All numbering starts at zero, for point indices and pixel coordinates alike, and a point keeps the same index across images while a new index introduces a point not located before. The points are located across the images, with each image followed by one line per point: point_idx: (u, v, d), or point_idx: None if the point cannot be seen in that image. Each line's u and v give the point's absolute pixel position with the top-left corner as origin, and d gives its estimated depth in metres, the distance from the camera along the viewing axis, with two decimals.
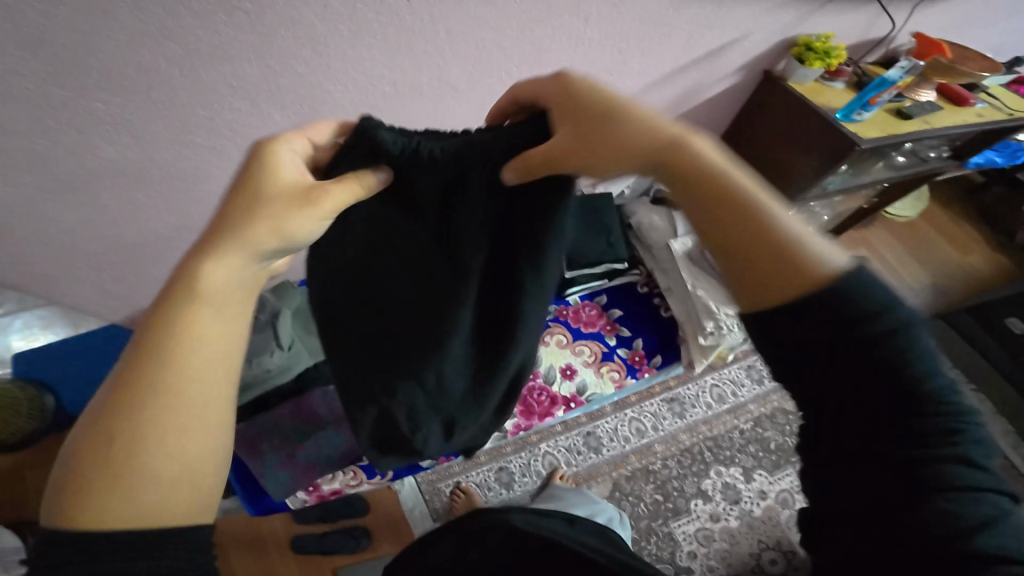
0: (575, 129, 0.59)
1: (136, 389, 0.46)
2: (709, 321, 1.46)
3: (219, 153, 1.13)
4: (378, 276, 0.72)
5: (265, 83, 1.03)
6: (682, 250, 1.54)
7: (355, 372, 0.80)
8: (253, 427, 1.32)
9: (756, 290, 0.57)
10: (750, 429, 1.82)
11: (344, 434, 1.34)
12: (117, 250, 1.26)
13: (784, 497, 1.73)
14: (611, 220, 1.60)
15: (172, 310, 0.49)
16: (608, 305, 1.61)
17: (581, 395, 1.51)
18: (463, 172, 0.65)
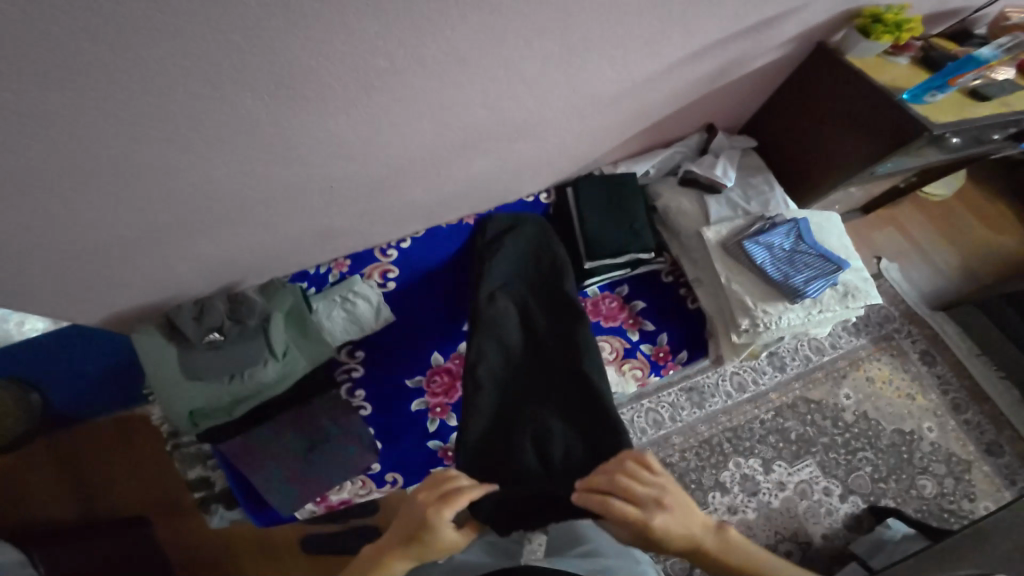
0: (645, 542, 0.85)
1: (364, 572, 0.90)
2: (744, 319, 1.27)
3: (180, 146, 0.92)
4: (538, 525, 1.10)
5: (228, 63, 0.80)
6: (717, 239, 1.32)
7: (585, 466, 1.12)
8: (251, 441, 1.24)
9: None
10: (771, 420, 1.78)
11: (354, 446, 1.28)
12: (74, 261, 1.05)
13: (803, 488, 1.73)
14: (637, 206, 1.43)
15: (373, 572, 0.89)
16: (629, 299, 1.49)
17: None
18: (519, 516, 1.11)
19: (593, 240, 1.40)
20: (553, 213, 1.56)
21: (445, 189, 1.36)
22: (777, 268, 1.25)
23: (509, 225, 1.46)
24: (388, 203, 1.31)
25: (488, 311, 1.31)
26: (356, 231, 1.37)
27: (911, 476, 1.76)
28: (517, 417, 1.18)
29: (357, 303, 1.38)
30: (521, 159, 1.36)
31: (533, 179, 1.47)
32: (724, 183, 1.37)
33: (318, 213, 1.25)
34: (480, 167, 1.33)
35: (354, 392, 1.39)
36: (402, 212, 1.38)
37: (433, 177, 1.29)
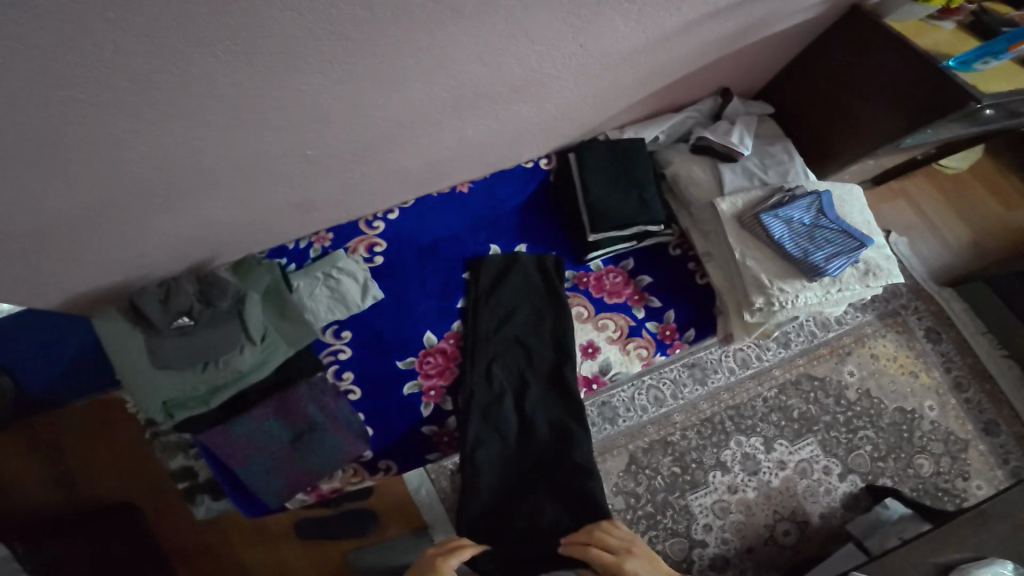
0: None
1: None
2: (758, 298, 1.20)
3: (125, 114, 0.78)
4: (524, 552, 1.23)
5: (171, 15, 0.67)
6: (732, 212, 1.23)
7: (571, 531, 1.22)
8: (231, 431, 1.18)
9: None
10: (774, 397, 1.78)
11: (342, 438, 1.21)
12: (14, 245, 0.93)
13: (803, 467, 1.77)
14: (645, 173, 1.32)
15: None
16: (636, 274, 1.40)
17: (604, 374, 1.36)
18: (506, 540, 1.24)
19: (599, 212, 1.29)
20: (553, 180, 1.44)
21: (436, 157, 1.24)
22: (799, 245, 1.17)
23: (507, 275, 1.36)
24: (371, 170, 1.19)
25: (485, 385, 1.28)
26: (337, 200, 1.25)
27: (909, 455, 1.79)
28: (510, 489, 1.24)
29: (341, 281, 1.29)
30: (519, 123, 1.24)
31: (531, 144, 1.36)
32: (741, 152, 1.27)
33: (295, 184, 1.12)
34: (474, 132, 1.20)
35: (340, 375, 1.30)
36: (389, 180, 1.26)
37: (422, 143, 1.16)
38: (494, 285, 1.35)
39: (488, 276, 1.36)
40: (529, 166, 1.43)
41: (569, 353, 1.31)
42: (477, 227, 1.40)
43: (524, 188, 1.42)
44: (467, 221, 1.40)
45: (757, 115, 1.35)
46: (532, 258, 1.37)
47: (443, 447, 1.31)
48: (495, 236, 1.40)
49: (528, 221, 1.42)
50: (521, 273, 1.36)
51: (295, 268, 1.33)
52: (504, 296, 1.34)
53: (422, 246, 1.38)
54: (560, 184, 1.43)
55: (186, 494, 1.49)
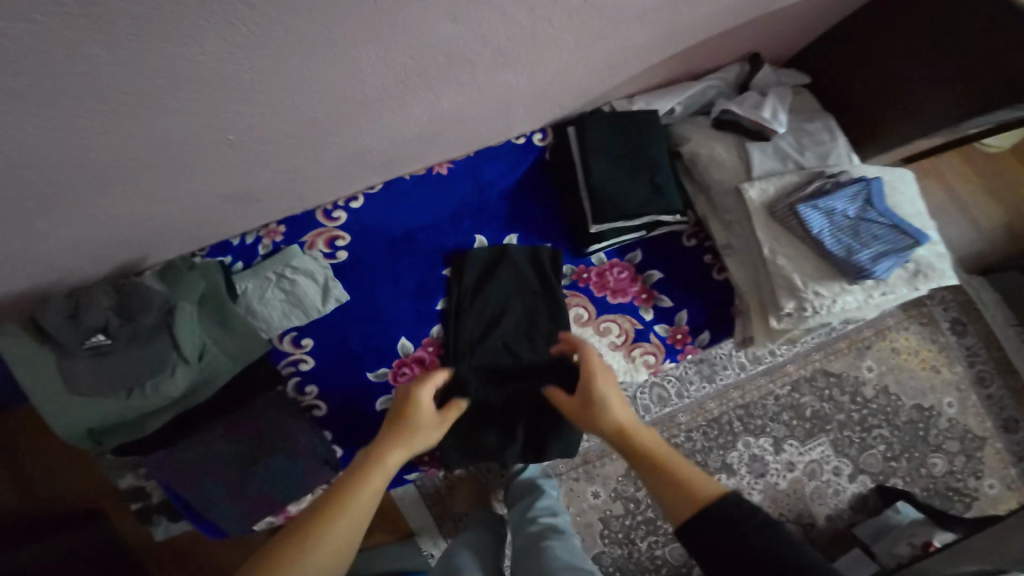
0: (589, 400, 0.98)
1: (322, 505, 0.79)
2: (788, 303, 1.04)
3: None
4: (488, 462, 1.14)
5: None
6: (762, 200, 1.02)
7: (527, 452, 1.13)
8: (174, 456, 1.03)
9: (665, 496, 0.85)
10: (786, 396, 1.65)
11: (303, 461, 1.07)
12: None
13: (812, 468, 1.67)
14: (659, 152, 1.11)
15: (334, 493, 0.81)
16: (645, 269, 1.21)
17: None
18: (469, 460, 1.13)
19: (603, 199, 1.08)
20: (549, 158, 1.22)
21: (403, 138, 1.02)
22: (842, 243, 0.99)
23: (494, 273, 1.16)
24: (323, 155, 0.97)
25: (470, 403, 1.10)
26: (286, 189, 1.03)
27: (923, 454, 1.69)
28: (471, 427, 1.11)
29: (296, 282, 1.11)
30: (504, 96, 1.02)
31: (522, 116, 1.13)
32: (774, 129, 1.06)
33: (230, 172, 0.90)
34: (448, 107, 0.99)
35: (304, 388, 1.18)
36: (349, 165, 1.04)
37: (381, 122, 0.94)
38: (480, 285, 1.16)
39: (472, 273, 1.16)
40: (521, 142, 1.20)
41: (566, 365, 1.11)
42: (459, 216, 1.19)
43: (514, 168, 1.20)
44: (447, 208, 1.19)
45: (790, 87, 1.15)
46: (524, 253, 1.17)
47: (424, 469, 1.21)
48: (480, 226, 1.19)
49: (518, 208, 1.21)
50: (510, 271, 1.16)
51: (244, 267, 1.13)
52: (492, 297, 1.15)
53: (395, 238, 1.17)
54: (556, 164, 1.21)
55: (138, 515, 1.31)
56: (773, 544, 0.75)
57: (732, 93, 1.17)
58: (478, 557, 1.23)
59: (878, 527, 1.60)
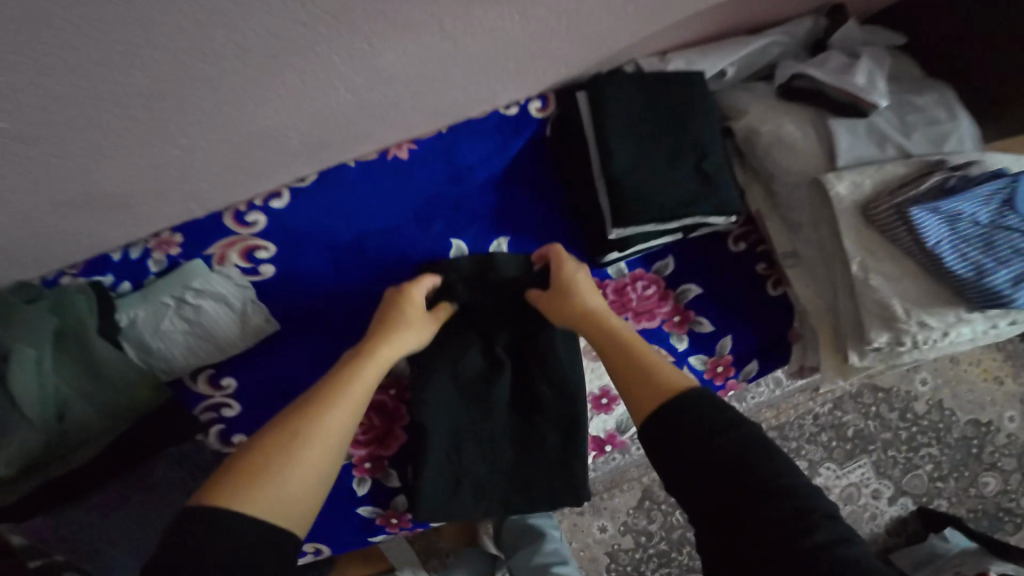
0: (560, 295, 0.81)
1: (305, 407, 0.66)
2: (882, 335, 0.75)
3: None
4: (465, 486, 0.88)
5: None
6: (853, 197, 0.75)
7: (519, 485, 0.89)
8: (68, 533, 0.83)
9: (633, 398, 0.68)
10: (827, 414, 1.41)
11: None
12: None
13: (850, 492, 1.43)
14: (704, 127, 0.79)
15: (318, 392, 0.68)
16: (678, 282, 0.91)
17: (621, 432, 0.97)
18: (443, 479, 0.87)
19: (629, 192, 0.76)
20: (550, 135, 0.89)
21: (326, 118, 0.71)
22: (974, 261, 0.71)
23: (483, 294, 0.87)
24: (197, 146, 0.67)
25: (448, 463, 0.86)
26: (161, 191, 0.73)
27: (974, 473, 1.46)
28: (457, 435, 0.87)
29: (199, 310, 0.81)
30: (473, 58, 0.71)
31: (513, 76, 0.80)
32: (874, 102, 0.75)
33: (85, 139, 0.59)
34: (388, 73, 0.67)
35: (230, 437, 0.92)
36: (253, 156, 0.73)
37: (275, 97, 0.63)
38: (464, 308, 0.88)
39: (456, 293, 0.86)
40: (512, 113, 0.87)
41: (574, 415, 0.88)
42: (429, 214, 0.87)
43: (502, 149, 0.88)
44: (411, 203, 0.87)
45: (882, 46, 0.85)
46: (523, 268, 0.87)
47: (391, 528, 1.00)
48: (457, 227, 0.88)
49: (509, 203, 0.89)
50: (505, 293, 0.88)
51: (133, 289, 0.83)
52: (478, 328, 0.88)
53: (341, 247, 0.86)
54: (558, 146, 0.89)
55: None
56: (748, 451, 0.59)
57: (798, 53, 0.86)
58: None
59: (919, 556, 1.38)
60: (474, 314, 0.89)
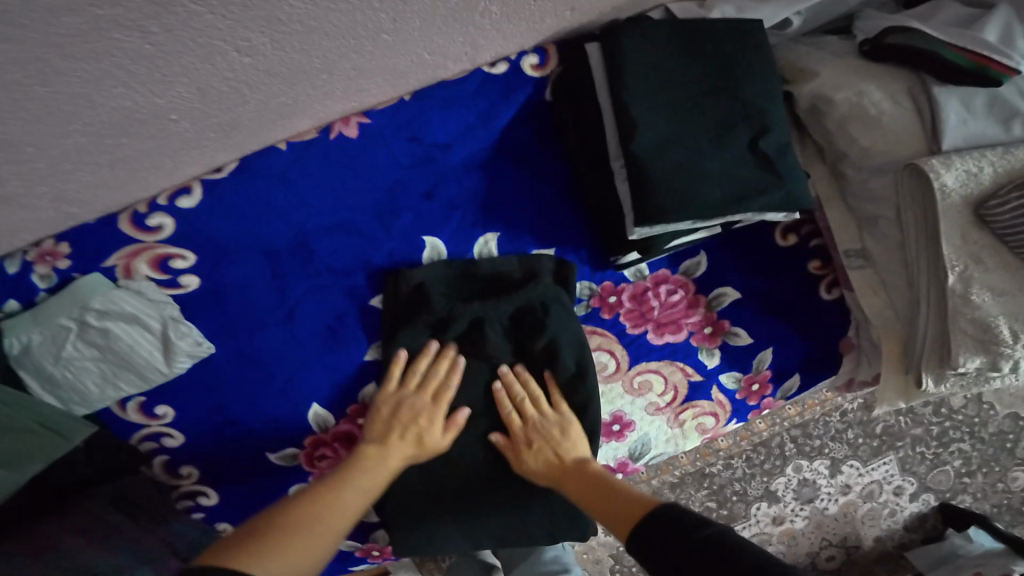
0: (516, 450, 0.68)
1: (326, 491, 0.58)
2: (972, 357, 0.58)
3: None
4: (451, 530, 0.73)
5: None
6: (964, 191, 0.55)
7: (518, 524, 0.73)
8: None
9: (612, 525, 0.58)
10: (856, 411, 1.23)
11: None
12: None
13: (871, 490, 1.30)
14: (758, 90, 0.58)
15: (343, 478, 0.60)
16: (711, 284, 0.72)
17: (634, 461, 0.77)
18: (421, 520, 0.72)
19: (661, 184, 0.56)
20: (551, 99, 0.68)
21: (222, 91, 0.52)
22: None
23: (464, 314, 0.68)
24: (22, 143, 0.48)
25: (433, 499, 0.72)
26: (8, 200, 0.54)
27: (1005, 468, 1.34)
28: (438, 469, 0.71)
29: (109, 334, 0.67)
30: (427, 3, 0.51)
31: (490, 25, 0.59)
32: (1014, 67, 0.54)
33: None
34: (302, 26, 0.48)
35: (177, 468, 0.80)
36: (129, 145, 0.54)
37: (112, 69, 0.44)
38: (442, 330, 0.69)
39: (430, 315, 0.68)
40: (499, 72, 0.66)
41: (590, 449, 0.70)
42: (393, 207, 0.68)
43: (487, 120, 0.67)
44: (370, 192, 0.67)
45: None
46: (516, 271, 0.69)
47: (372, 560, 0.88)
48: (430, 223, 0.69)
49: (497, 190, 0.69)
50: (494, 312, 0.68)
51: (23, 308, 0.67)
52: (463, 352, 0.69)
53: (281, 250, 0.68)
54: (561, 117, 0.68)
55: None
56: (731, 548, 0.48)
57: None
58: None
59: (939, 555, 1.32)
60: (460, 337, 0.69)
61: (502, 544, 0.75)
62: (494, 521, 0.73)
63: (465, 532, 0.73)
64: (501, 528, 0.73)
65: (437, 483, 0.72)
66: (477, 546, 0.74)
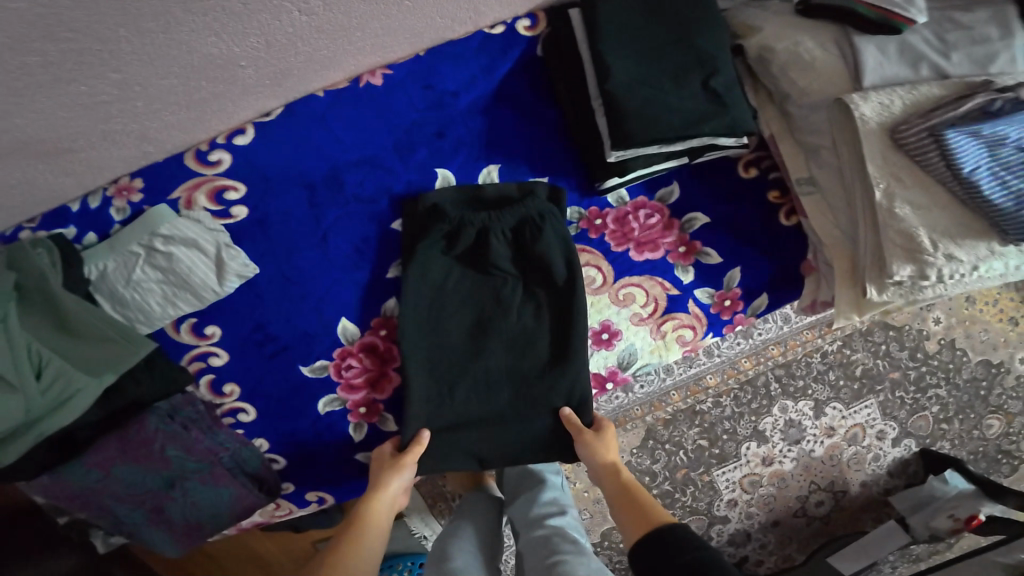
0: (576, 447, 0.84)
1: (349, 535, 0.75)
2: (904, 267, 0.67)
3: None
4: (460, 426, 0.83)
5: None
6: (879, 118, 0.68)
7: (520, 421, 0.83)
8: (63, 479, 0.84)
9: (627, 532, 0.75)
10: (835, 352, 1.34)
11: (222, 488, 0.91)
12: None
13: (854, 433, 1.40)
14: (710, 38, 0.71)
15: (360, 519, 0.77)
16: (684, 210, 0.84)
17: (624, 370, 0.87)
18: (434, 411, 0.82)
19: (630, 114, 0.68)
20: (542, 55, 0.82)
21: (281, 44, 0.65)
22: (1014, 190, 0.64)
23: (471, 226, 0.80)
24: (133, 83, 0.61)
25: (437, 403, 0.82)
26: (108, 135, 0.67)
27: (980, 416, 1.44)
28: (454, 364, 0.82)
29: (171, 257, 0.80)
30: None
31: None
32: (912, 18, 0.66)
33: (28, 77, 0.55)
34: None
35: (221, 387, 0.89)
36: (206, 91, 0.67)
37: (212, 22, 0.58)
38: (454, 241, 0.81)
39: (443, 226, 0.80)
40: (497, 32, 0.80)
41: (576, 354, 0.81)
42: (410, 143, 0.81)
43: (488, 71, 0.80)
44: (391, 131, 0.80)
45: None
46: (514, 193, 0.81)
47: None
48: (442, 157, 0.81)
49: (497, 130, 0.82)
50: (497, 225, 0.80)
51: (99, 239, 0.82)
52: (474, 259, 0.82)
53: (317, 182, 0.81)
54: (550, 69, 0.81)
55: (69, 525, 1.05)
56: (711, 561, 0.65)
57: None
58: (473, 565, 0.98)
59: (918, 498, 1.41)
60: (471, 246, 0.81)
61: (505, 445, 0.84)
62: (497, 415, 0.82)
63: (472, 426, 0.83)
64: (504, 425, 0.83)
65: (450, 378, 0.81)
66: (482, 443, 0.83)
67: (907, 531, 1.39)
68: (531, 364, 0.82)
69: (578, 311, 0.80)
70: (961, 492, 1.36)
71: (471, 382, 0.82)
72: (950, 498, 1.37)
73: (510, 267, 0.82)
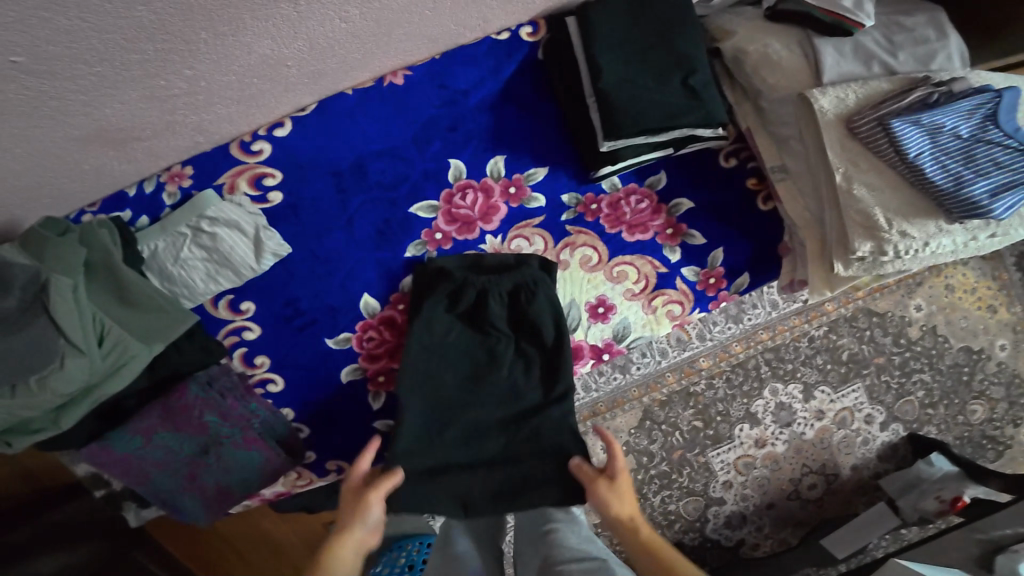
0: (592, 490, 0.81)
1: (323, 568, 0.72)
2: (864, 244, 0.76)
3: None
4: (449, 471, 0.86)
5: None
6: (836, 110, 0.77)
7: (508, 473, 0.86)
8: (109, 448, 0.89)
9: None
10: (821, 337, 1.44)
11: (256, 452, 0.95)
12: None
13: (843, 416, 1.47)
14: (689, 42, 0.81)
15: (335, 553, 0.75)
16: (671, 196, 0.93)
17: (619, 343, 0.95)
18: (425, 457, 0.85)
19: (620, 106, 0.78)
20: (542, 58, 0.92)
21: (323, 46, 0.76)
22: (952, 174, 0.74)
23: (473, 287, 0.88)
24: (200, 78, 0.72)
25: (427, 445, 0.85)
26: (172, 125, 0.79)
27: (963, 401, 1.51)
28: (447, 414, 0.87)
29: (214, 237, 0.89)
30: None
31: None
32: (861, 22, 0.77)
33: (121, 70, 0.66)
34: (382, 3, 0.73)
35: (252, 359, 0.96)
36: (257, 87, 0.79)
37: (271, 27, 0.69)
38: (456, 300, 0.89)
39: (449, 283, 0.88)
40: (503, 39, 0.90)
41: (562, 407, 0.88)
42: (426, 136, 0.91)
43: (495, 73, 0.91)
44: (410, 125, 0.91)
45: None
46: (511, 259, 0.90)
47: None
48: (454, 149, 0.92)
49: (503, 125, 0.92)
50: (495, 287, 0.89)
51: (151, 222, 0.92)
52: (473, 321, 0.90)
53: (344, 170, 0.92)
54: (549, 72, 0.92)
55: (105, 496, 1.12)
56: None
57: None
58: (475, 530, 1.05)
59: (904, 480, 1.42)
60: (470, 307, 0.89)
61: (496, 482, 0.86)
62: (486, 465, 0.86)
63: (460, 475, 0.86)
64: (492, 474, 0.86)
65: (444, 425, 0.86)
66: (471, 490, 0.85)
67: (896, 514, 1.40)
68: (521, 417, 0.88)
69: (564, 371, 0.88)
70: (946, 474, 1.37)
71: (462, 433, 0.86)
72: (937, 480, 1.37)
73: (506, 326, 0.89)
